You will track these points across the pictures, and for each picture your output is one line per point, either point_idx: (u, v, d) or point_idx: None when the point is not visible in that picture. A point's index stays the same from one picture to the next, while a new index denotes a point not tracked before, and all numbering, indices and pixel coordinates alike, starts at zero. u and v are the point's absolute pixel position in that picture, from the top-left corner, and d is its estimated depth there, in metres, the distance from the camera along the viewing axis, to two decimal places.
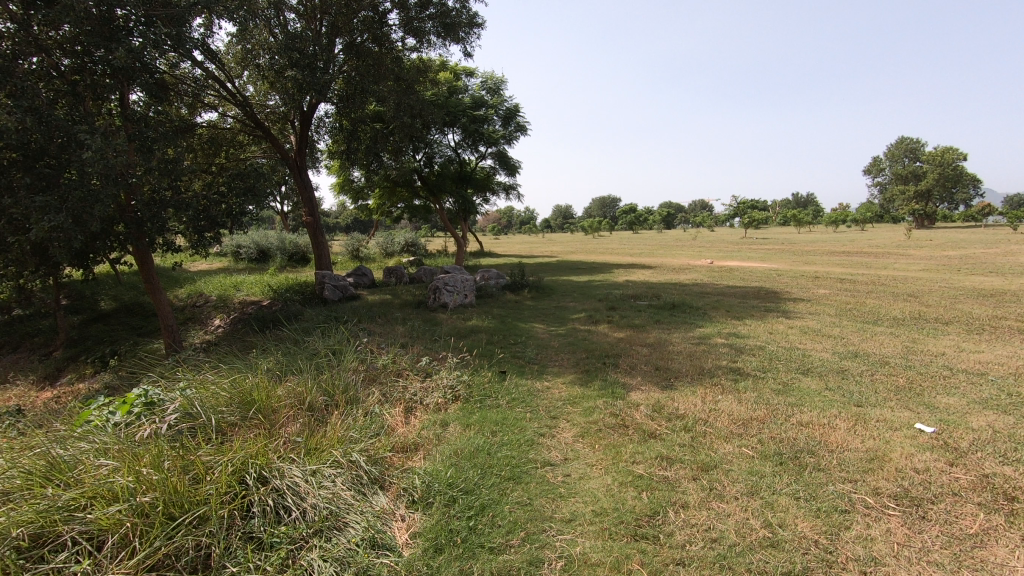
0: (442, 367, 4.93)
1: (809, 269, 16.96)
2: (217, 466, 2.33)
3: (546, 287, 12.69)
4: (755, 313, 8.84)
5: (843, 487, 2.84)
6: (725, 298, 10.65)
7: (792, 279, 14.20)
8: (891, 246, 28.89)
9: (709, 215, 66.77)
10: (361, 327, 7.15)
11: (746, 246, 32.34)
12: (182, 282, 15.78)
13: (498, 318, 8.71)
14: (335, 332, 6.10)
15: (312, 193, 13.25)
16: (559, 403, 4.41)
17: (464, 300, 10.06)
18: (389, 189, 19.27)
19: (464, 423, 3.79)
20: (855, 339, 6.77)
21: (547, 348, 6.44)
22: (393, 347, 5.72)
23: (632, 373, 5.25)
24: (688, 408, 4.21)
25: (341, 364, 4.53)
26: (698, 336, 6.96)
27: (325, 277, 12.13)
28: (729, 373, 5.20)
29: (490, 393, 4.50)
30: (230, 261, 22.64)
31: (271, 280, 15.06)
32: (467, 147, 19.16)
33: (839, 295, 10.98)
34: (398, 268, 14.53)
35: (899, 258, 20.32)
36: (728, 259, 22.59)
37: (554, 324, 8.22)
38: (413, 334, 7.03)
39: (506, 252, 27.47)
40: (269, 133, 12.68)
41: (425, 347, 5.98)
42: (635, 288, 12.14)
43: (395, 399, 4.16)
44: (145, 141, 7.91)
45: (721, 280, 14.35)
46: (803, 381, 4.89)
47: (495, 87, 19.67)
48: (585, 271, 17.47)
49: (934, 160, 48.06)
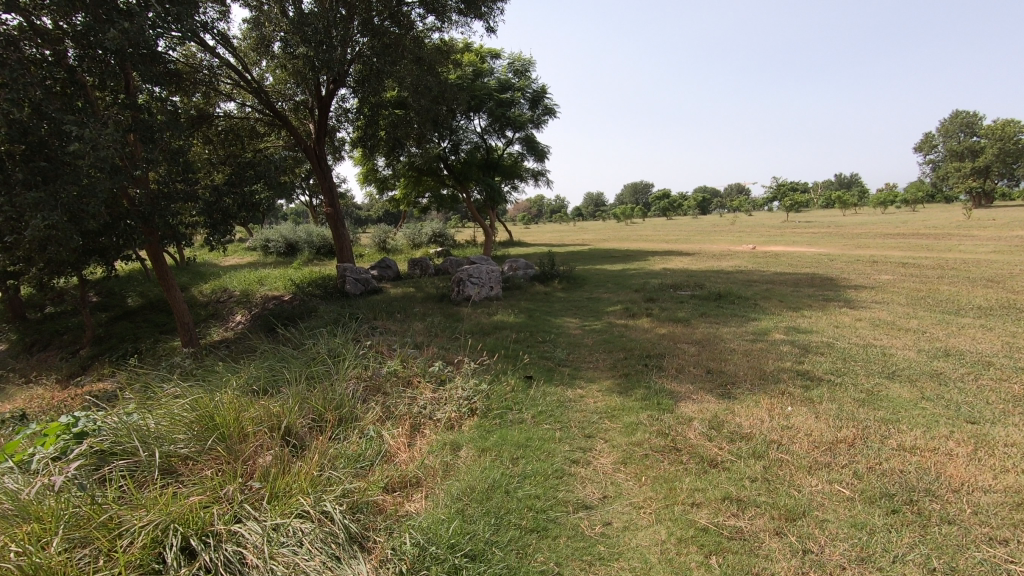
0: (458, 374, 4.27)
1: (864, 253, 15.66)
2: (128, 535, 1.73)
3: (577, 277, 11.89)
4: (814, 304, 7.88)
5: (992, 552, 2.06)
6: (776, 287, 9.66)
7: (847, 264, 13.03)
8: (949, 226, 26.82)
9: (747, 199, 64.25)
10: (378, 324, 6.58)
11: (791, 229, 30.66)
12: (209, 277, 15.63)
13: (526, 312, 8.02)
14: (343, 331, 5.52)
15: (332, 182, 12.79)
16: (596, 416, 3.71)
17: (489, 293, 9.40)
18: (415, 178, 18.71)
19: (480, 445, 3.13)
20: (942, 334, 5.80)
21: (579, 348, 5.71)
22: (405, 348, 5.10)
23: (679, 378, 4.51)
24: (753, 425, 3.45)
25: (341, 373, 3.93)
26: (752, 331, 6.11)
27: (346, 270, 11.67)
28: (798, 378, 4.39)
29: (513, 405, 3.82)
30: (259, 255, 22.56)
31: (296, 274, 14.72)
32: (494, 133, 18.40)
33: (905, 281, 9.85)
34: (423, 260, 14.01)
35: (964, 240, 18.68)
36: (772, 244, 21.22)
37: (588, 318, 7.47)
38: (432, 332, 6.42)
39: (537, 242, 26.70)
40: (289, 122, 12.20)
41: (441, 348, 5.36)
42: (675, 277, 11.24)
43: (401, 414, 3.54)
44: (146, 131, 7.44)
45: (768, 266, 13.31)
46: (893, 388, 4.04)
47: (523, 68, 18.76)
48: (618, 259, 16.58)
49: (994, 134, 44.78)
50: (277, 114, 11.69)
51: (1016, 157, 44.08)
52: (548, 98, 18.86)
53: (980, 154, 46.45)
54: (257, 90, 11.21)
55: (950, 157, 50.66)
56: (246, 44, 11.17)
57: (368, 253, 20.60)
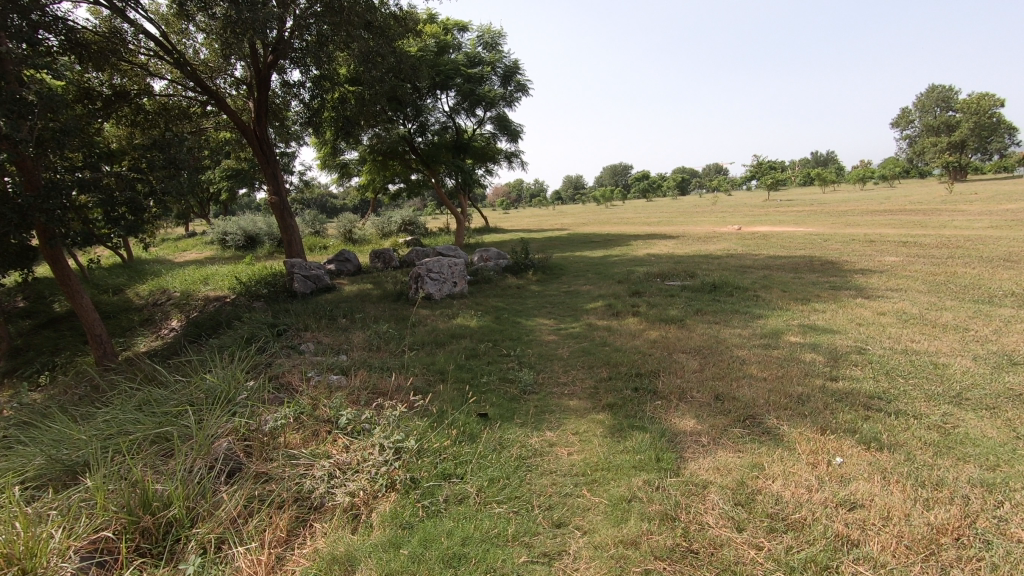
0: (383, 420, 3.12)
1: (856, 232, 14.81)
2: None
3: (553, 267, 10.74)
4: (823, 294, 6.84)
5: None
6: (774, 274, 8.63)
7: (844, 245, 12.07)
8: (934, 202, 26.17)
9: (726, 178, 63.68)
10: (309, 338, 5.37)
11: (772, 208, 29.90)
12: (151, 276, 14.16)
13: (492, 312, 6.86)
14: (248, 355, 4.29)
15: (276, 167, 11.35)
16: (571, 486, 2.61)
17: (452, 290, 8.22)
18: (381, 163, 17.26)
19: (386, 563, 1.98)
20: (991, 333, 4.77)
21: (552, 363, 4.57)
22: (325, 379, 3.91)
23: (682, 410, 3.42)
24: (796, 496, 2.38)
25: (206, 435, 2.75)
26: (760, 333, 5.03)
27: (294, 267, 10.30)
28: (837, 405, 3.32)
29: (452, 474, 2.67)
30: (216, 249, 20.99)
31: (246, 270, 13.33)
32: (464, 112, 17.02)
33: (915, 263, 8.89)
34: (386, 251, 12.76)
35: (954, 215, 17.97)
36: (758, 224, 20.36)
37: (564, 320, 6.34)
38: (373, 346, 5.25)
39: (515, 227, 25.53)
40: (222, 100, 10.73)
41: (374, 374, 4.18)
42: (661, 265, 10.17)
43: (279, 501, 2.39)
44: (13, 104, 5.73)
45: (761, 249, 12.31)
46: (972, 423, 2.98)
47: (494, 41, 17.14)
48: (598, 245, 15.48)
49: (971, 108, 44.59)
50: (209, 93, 10.24)
51: (992, 130, 43.97)
52: (520, 73, 17.48)
53: (958, 128, 46.23)
54: (183, 64, 9.71)
55: (927, 131, 50.48)
56: (167, 9, 9.63)
57: (332, 244, 19.21)
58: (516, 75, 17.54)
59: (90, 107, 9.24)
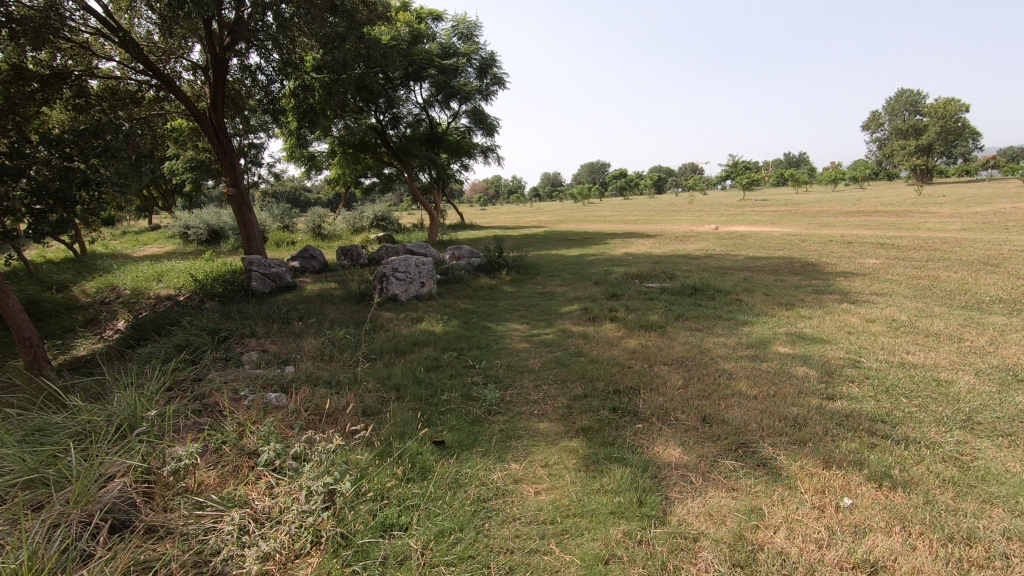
0: (316, 453, 2.64)
1: (833, 233, 14.73)
2: None
3: (528, 266, 10.32)
4: (807, 299, 6.55)
5: None
6: (754, 276, 8.36)
7: (822, 246, 11.91)
8: (905, 204, 26.46)
9: (702, 177, 64.12)
10: (254, 347, 4.82)
11: (747, 208, 30.00)
12: (101, 272, 13.27)
13: (461, 316, 6.40)
14: (174, 370, 3.73)
15: (234, 158, 10.63)
16: (536, 539, 2.17)
17: (419, 290, 7.74)
18: (352, 156, 16.57)
19: None
20: (988, 343, 4.50)
21: (522, 377, 4.14)
22: (260, 399, 3.40)
23: (665, 437, 3.01)
24: (805, 554, 1.99)
25: (88, 480, 2.23)
26: (747, 343, 4.67)
27: (251, 264, 9.64)
28: (838, 431, 2.95)
29: (395, 525, 2.21)
30: (177, 244, 20.00)
31: (204, 266, 12.58)
32: (438, 105, 16.45)
33: (895, 266, 8.73)
34: (354, 247, 12.19)
35: (926, 217, 18.11)
36: (735, 223, 20.27)
37: (537, 325, 5.91)
38: (325, 357, 4.73)
39: (491, 225, 25.03)
40: (173, 85, 9.97)
41: (320, 391, 3.69)
42: (639, 265, 9.82)
43: (168, 570, 1.90)
44: None
45: (740, 249, 12.07)
46: (991, 454, 2.64)
47: (469, 32, 16.64)
48: (575, 243, 15.11)
49: (938, 112, 45.62)
50: (160, 76, 9.51)
51: (957, 134, 45.14)
52: (497, 66, 16.98)
53: (924, 132, 47.33)
54: (131, 44, 8.96)
55: (895, 135, 51.61)
56: None
57: (300, 240, 18.48)
58: (493, 67, 17.03)
59: (25, 90, 8.43)
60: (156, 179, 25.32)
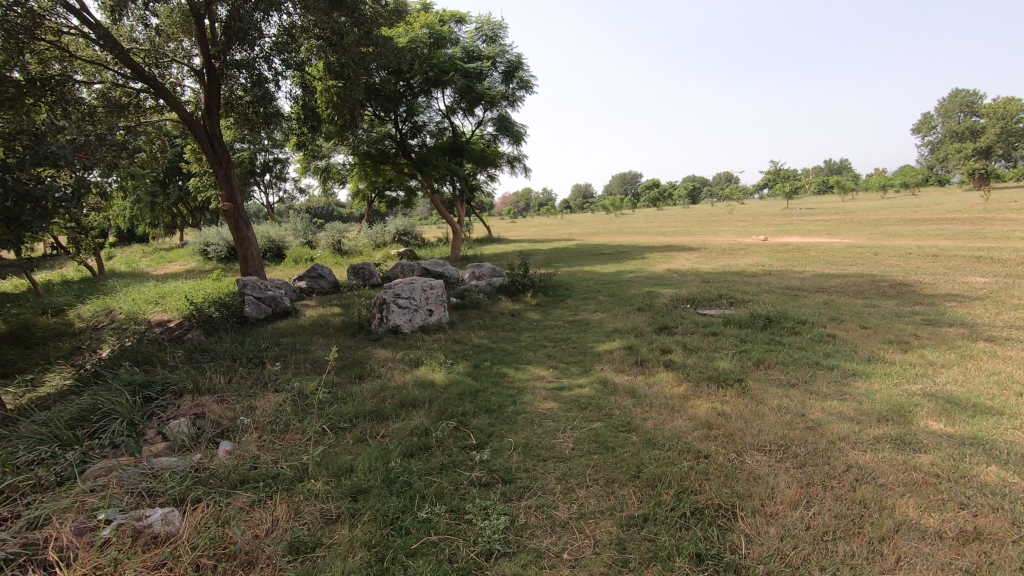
0: None
1: (907, 244, 12.91)
2: None
3: (558, 287, 9.00)
4: (924, 334, 4.98)
5: None
6: (836, 300, 6.80)
7: (901, 260, 10.17)
8: (974, 210, 23.92)
9: (739, 186, 61.68)
10: (187, 411, 3.59)
11: (794, 217, 27.93)
12: (106, 294, 12.53)
13: (472, 357, 5.08)
14: (25, 473, 2.49)
15: (231, 167, 9.62)
16: None
17: (426, 320, 6.49)
18: (371, 167, 15.59)
19: None
20: None
21: (545, 471, 2.78)
22: (124, 528, 2.13)
23: None
24: None
25: None
26: (875, 412, 3.20)
27: (246, 286, 8.54)
28: None
29: None
30: (197, 261, 19.42)
31: (208, 287, 11.63)
32: (461, 111, 15.33)
33: (1014, 287, 7.01)
34: (367, 265, 11.09)
35: (1010, 225, 15.95)
36: (786, 233, 18.51)
37: (568, 371, 4.55)
38: (277, 426, 3.46)
39: (522, 237, 23.83)
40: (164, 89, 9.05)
41: (232, 507, 2.40)
42: (689, 286, 8.34)
43: None
44: None
45: (804, 265, 10.46)
46: None
47: (494, 34, 15.46)
48: (611, 258, 13.73)
49: (998, 113, 42.41)
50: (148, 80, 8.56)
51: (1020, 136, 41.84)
52: (525, 69, 15.75)
53: (982, 134, 44.09)
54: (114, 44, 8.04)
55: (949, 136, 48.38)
56: None
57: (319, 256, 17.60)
58: (520, 71, 15.81)
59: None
60: (184, 197, 25.10)
